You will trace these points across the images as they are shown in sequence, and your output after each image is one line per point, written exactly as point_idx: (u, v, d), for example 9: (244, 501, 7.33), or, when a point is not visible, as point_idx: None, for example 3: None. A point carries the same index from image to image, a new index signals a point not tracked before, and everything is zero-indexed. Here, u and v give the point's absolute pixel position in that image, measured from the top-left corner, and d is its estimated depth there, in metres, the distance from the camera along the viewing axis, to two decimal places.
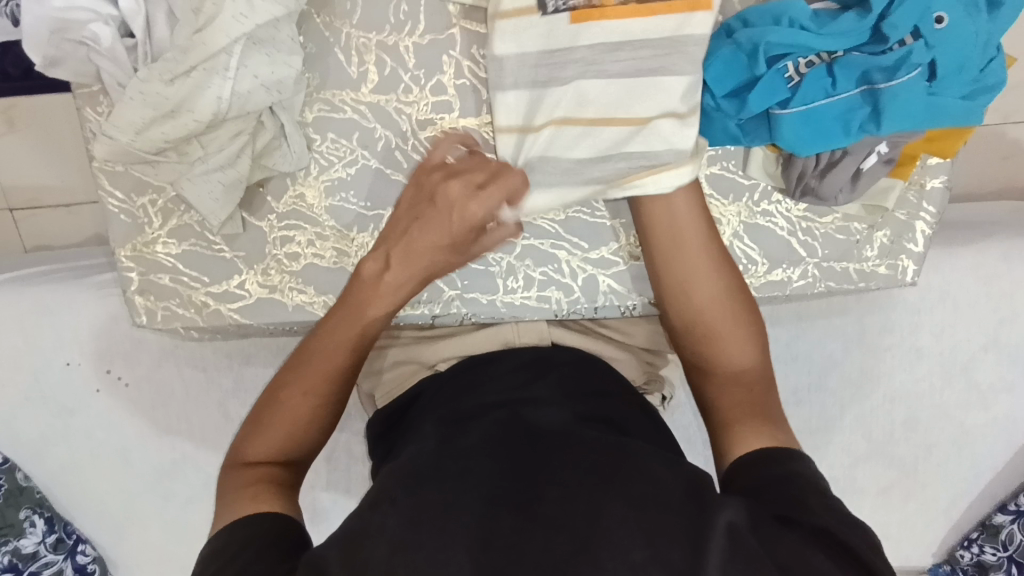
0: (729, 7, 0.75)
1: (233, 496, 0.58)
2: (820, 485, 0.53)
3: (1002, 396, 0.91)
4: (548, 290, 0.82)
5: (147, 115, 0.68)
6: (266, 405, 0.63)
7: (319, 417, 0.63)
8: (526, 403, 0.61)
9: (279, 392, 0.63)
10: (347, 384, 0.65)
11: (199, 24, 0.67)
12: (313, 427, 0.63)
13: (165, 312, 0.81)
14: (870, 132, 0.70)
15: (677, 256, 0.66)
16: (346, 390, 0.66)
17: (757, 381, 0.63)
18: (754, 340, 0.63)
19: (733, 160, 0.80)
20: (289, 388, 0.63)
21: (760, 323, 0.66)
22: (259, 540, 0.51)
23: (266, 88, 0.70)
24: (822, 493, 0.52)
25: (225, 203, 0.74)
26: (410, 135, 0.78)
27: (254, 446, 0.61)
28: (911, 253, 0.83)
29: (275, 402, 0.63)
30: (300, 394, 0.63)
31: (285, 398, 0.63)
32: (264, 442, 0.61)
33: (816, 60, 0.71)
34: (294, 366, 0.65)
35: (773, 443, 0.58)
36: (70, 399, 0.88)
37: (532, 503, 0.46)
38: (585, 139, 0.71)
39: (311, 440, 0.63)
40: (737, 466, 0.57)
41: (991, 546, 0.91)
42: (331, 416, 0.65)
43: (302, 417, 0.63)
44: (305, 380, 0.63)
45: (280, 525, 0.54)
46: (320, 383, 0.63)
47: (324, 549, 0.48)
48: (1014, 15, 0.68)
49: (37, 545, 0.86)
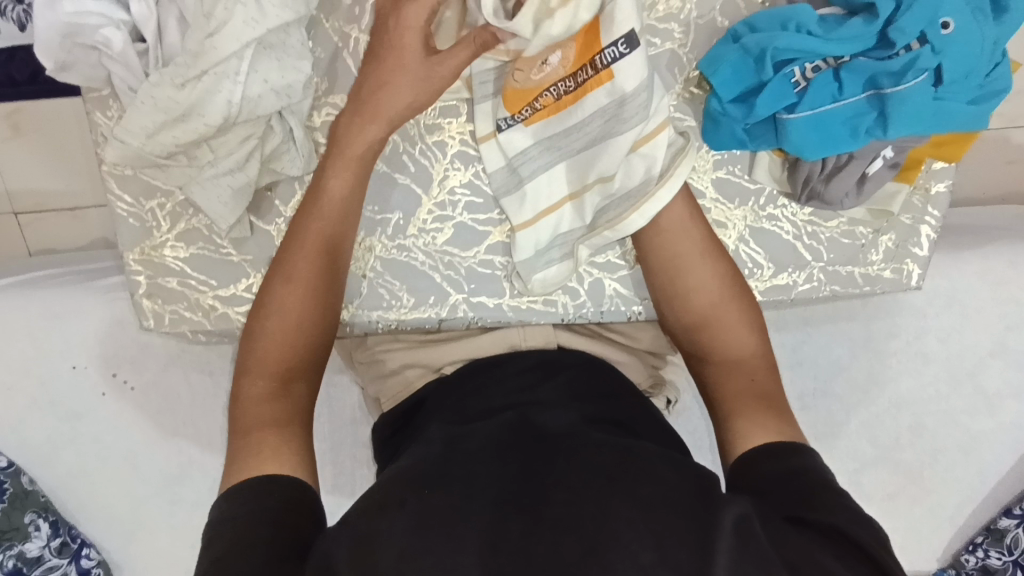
0: (735, 12, 0.76)
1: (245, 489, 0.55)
2: (831, 479, 0.53)
3: (1008, 403, 0.91)
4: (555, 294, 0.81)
5: (158, 119, 0.69)
6: (259, 309, 0.68)
7: (309, 301, 0.67)
8: (533, 406, 0.62)
9: (269, 293, 0.68)
10: (330, 262, 0.70)
11: (211, 29, 0.67)
12: (311, 316, 0.67)
13: (173, 316, 0.81)
14: (877, 136, 0.71)
15: (680, 249, 0.70)
16: (332, 270, 0.70)
17: (759, 365, 0.66)
18: (754, 330, 0.67)
19: (738, 165, 0.80)
20: (275, 282, 0.68)
21: (759, 314, 0.69)
22: (276, 517, 0.52)
23: (276, 93, 0.71)
24: (833, 488, 0.52)
25: (234, 207, 0.75)
26: (418, 140, 0.79)
27: (256, 355, 0.65)
28: (916, 257, 0.83)
29: (270, 304, 0.67)
30: (291, 290, 0.67)
31: (276, 296, 0.67)
32: (267, 344, 0.65)
33: (823, 65, 0.71)
34: (278, 264, 0.69)
35: (785, 438, 0.59)
36: (79, 402, 0.89)
37: (539, 506, 0.47)
38: (567, 219, 0.77)
39: (314, 324, 0.67)
40: (747, 460, 0.58)
41: (997, 550, 0.89)
42: (323, 298, 0.68)
43: (292, 301, 0.67)
44: (289, 270, 0.68)
45: (295, 499, 0.55)
46: (302, 269, 0.68)
47: (332, 546, 0.48)
48: (1019, 20, 0.69)
49: (42, 549, 0.85)
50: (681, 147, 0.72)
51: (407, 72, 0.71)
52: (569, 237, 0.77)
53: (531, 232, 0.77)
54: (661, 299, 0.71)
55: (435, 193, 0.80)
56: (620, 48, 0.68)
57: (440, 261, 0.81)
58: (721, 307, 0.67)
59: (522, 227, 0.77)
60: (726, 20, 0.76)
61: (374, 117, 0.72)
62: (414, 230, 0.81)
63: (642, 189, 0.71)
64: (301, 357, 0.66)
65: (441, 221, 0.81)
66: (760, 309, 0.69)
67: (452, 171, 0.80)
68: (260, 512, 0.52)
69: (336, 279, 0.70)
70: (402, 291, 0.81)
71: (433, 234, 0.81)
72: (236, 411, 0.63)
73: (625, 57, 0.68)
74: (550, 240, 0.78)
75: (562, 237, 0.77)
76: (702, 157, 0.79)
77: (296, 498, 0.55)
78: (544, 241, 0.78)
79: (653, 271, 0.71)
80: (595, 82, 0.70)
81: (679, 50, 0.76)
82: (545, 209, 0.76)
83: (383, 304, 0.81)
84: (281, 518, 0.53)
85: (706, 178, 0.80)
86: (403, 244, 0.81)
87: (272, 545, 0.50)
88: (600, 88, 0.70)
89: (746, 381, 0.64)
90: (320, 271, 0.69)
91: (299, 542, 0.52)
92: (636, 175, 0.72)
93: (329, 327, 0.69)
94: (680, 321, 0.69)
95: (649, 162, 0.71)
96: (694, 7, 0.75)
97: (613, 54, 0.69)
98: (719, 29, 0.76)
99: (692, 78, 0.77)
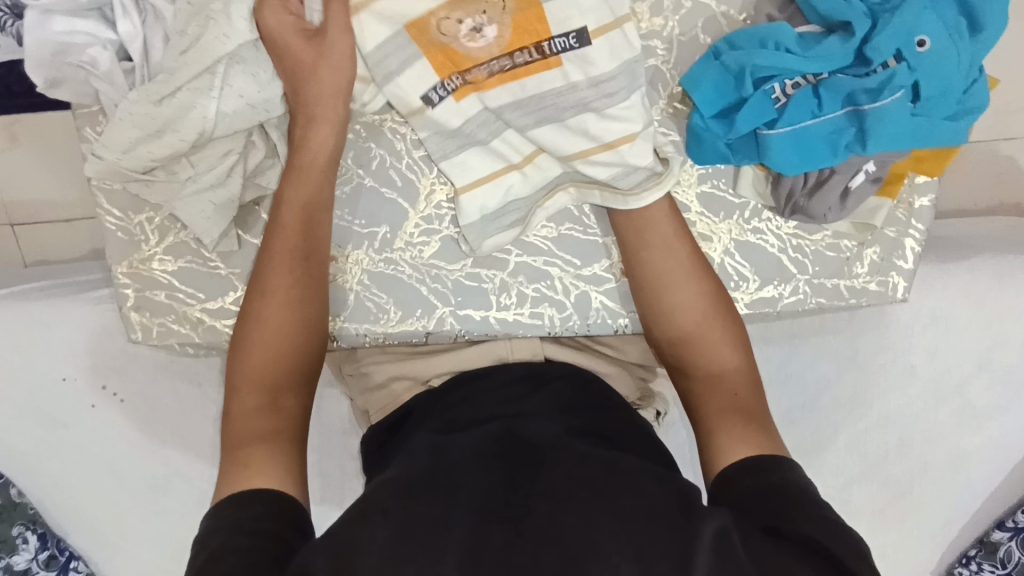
0: (717, 30, 0.77)
1: (229, 504, 0.55)
2: (810, 492, 0.54)
3: (993, 420, 0.92)
4: (512, 249, 0.82)
5: (135, 135, 0.70)
6: (244, 327, 0.68)
7: (292, 313, 0.68)
8: (519, 417, 0.62)
9: (253, 310, 0.69)
10: (311, 273, 0.71)
11: (185, 45, 0.69)
12: (295, 327, 0.68)
13: (161, 329, 0.82)
14: (856, 152, 0.72)
15: (660, 261, 0.71)
16: (315, 281, 0.71)
17: (741, 378, 0.66)
18: (736, 341, 0.67)
19: (723, 178, 0.80)
20: (259, 297, 0.69)
21: (741, 326, 0.69)
22: (257, 527, 0.53)
23: (252, 107, 0.72)
24: (812, 500, 0.52)
25: (218, 220, 0.76)
26: (404, 154, 0.79)
27: (243, 371, 0.66)
28: (901, 271, 0.83)
29: (251, 321, 0.68)
30: (272, 304, 0.68)
31: (258, 312, 0.68)
32: (252, 359, 0.66)
33: (802, 81, 0.72)
34: (257, 279, 0.70)
35: (764, 452, 0.59)
36: (63, 412, 0.89)
37: (521, 518, 0.47)
38: (518, 184, 0.78)
39: (299, 338, 0.68)
40: (730, 472, 0.58)
41: (990, 564, 0.91)
42: (306, 309, 0.69)
43: (274, 316, 0.68)
44: (267, 285, 0.69)
45: (279, 508, 0.56)
46: (286, 284, 0.69)
47: (310, 555, 0.48)
48: (994, 39, 0.70)
49: (29, 562, 0.88)
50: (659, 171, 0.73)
51: (321, 63, 0.69)
52: (525, 203, 0.78)
53: (476, 197, 0.78)
54: (646, 314, 0.72)
55: (422, 208, 0.81)
56: (569, 41, 0.71)
57: (426, 274, 0.82)
58: (705, 323, 0.68)
59: (465, 191, 0.78)
60: (709, 37, 0.77)
61: (321, 121, 0.72)
62: (402, 243, 0.81)
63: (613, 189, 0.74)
64: (290, 369, 0.66)
65: (428, 235, 0.81)
66: (743, 322, 0.69)
67: (439, 185, 0.80)
68: (243, 522, 0.53)
69: (318, 288, 0.71)
70: (390, 304, 0.81)
71: (420, 247, 0.81)
72: (229, 425, 0.63)
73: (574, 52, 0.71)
74: (500, 207, 0.78)
75: (515, 202, 0.78)
76: (687, 171, 0.80)
77: (280, 506, 0.56)
78: (492, 207, 0.78)
79: (637, 284, 0.72)
80: (540, 65, 0.72)
81: (663, 67, 0.77)
82: (491, 174, 0.77)
83: (370, 316, 0.81)
84: (263, 526, 0.53)
85: (691, 192, 0.80)
86: (390, 258, 0.81)
87: (261, 548, 0.50)
88: (547, 72, 0.72)
89: (728, 396, 0.65)
90: (300, 284, 0.70)
91: (283, 548, 0.52)
92: (603, 168, 0.74)
93: (317, 340, 0.70)
94: (664, 336, 0.70)
95: (618, 172, 0.73)
96: (676, 25, 0.76)
97: (562, 45, 0.71)
98: (702, 46, 0.77)
99: (675, 94, 0.78)
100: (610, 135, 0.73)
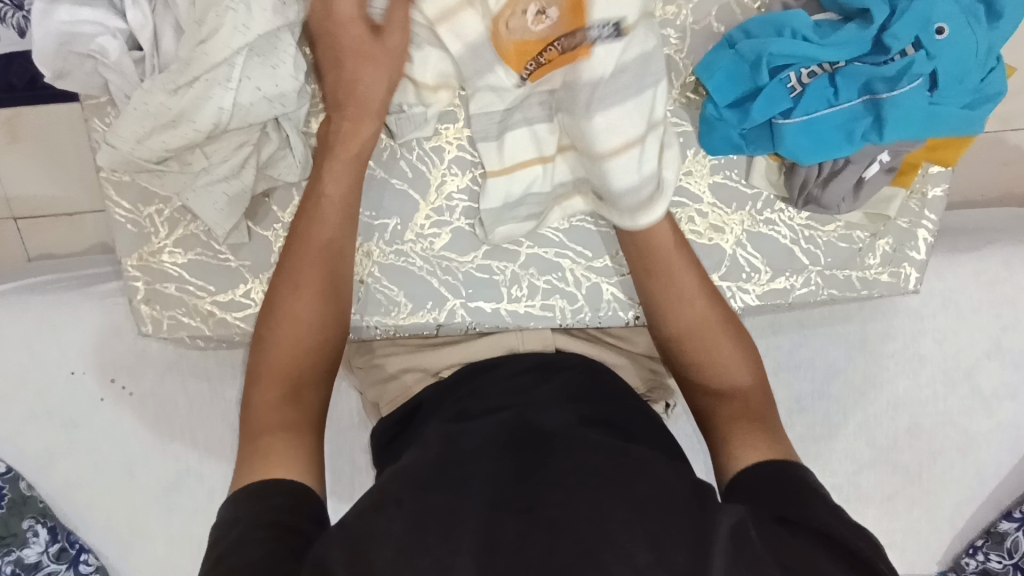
0: (730, 18, 0.76)
1: (245, 493, 0.55)
2: (823, 488, 0.54)
3: (1005, 403, 0.92)
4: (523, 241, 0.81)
5: (148, 125, 0.70)
6: (266, 319, 0.68)
7: (317, 303, 0.68)
8: (531, 406, 0.62)
9: (275, 302, 0.68)
10: (331, 265, 0.70)
11: (202, 36, 0.68)
12: (318, 320, 0.68)
13: (170, 321, 0.81)
14: (872, 141, 0.71)
15: (674, 264, 0.70)
16: (335, 272, 0.71)
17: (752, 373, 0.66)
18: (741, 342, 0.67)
19: (735, 169, 0.80)
20: (279, 289, 0.69)
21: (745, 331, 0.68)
22: (276, 519, 0.52)
23: (269, 101, 0.71)
24: (827, 498, 0.53)
25: (229, 213, 0.76)
26: (416, 145, 0.79)
27: (267, 364, 0.65)
28: (913, 261, 0.83)
29: (273, 315, 0.68)
30: (298, 293, 0.68)
31: (286, 306, 0.68)
32: (275, 352, 0.66)
33: (818, 70, 0.72)
34: (281, 272, 0.70)
35: (776, 456, 0.59)
36: (75, 408, 0.89)
37: (536, 508, 0.46)
38: (538, 180, 0.77)
39: (323, 330, 0.68)
40: (745, 471, 0.58)
41: (997, 554, 0.89)
42: (330, 303, 0.69)
43: (299, 308, 0.68)
44: (295, 278, 0.69)
45: (299, 500, 0.55)
46: (310, 276, 0.69)
47: (326, 549, 0.47)
48: (1011, 27, 0.69)
49: (39, 555, 0.86)
50: (657, 183, 0.70)
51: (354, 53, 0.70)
52: (542, 198, 0.78)
53: (500, 182, 0.77)
54: (651, 319, 0.71)
55: (432, 198, 0.80)
56: (607, 32, 0.67)
57: (437, 266, 0.81)
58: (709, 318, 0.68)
59: (493, 175, 0.77)
60: (721, 26, 0.76)
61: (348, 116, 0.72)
62: (412, 235, 0.81)
63: (618, 197, 0.71)
64: (314, 362, 0.67)
65: (438, 227, 0.81)
66: (750, 335, 0.68)
67: (450, 176, 0.80)
68: (261, 513, 0.52)
69: (342, 285, 0.71)
70: (401, 297, 0.81)
71: (431, 239, 0.81)
72: (248, 415, 0.63)
73: (609, 43, 0.67)
74: (520, 197, 0.78)
75: (532, 196, 0.78)
76: (699, 162, 0.79)
77: (297, 497, 0.55)
78: (514, 195, 0.78)
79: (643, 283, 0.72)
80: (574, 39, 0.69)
81: (676, 56, 0.77)
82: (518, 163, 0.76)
83: (381, 309, 0.81)
84: (282, 517, 0.53)
85: (704, 183, 0.80)
86: (401, 250, 0.81)
87: (279, 540, 0.50)
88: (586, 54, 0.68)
89: (736, 398, 0.64)
90: (318, 275, 0.69)
91: (300, 539, 0.51)
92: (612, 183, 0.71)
93: (338, 334, 0.70)
94: (667, 340, 0.69)
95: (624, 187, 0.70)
96: (689, 13, 0.76)
97: (597, 34, 0.67)
98: (715, 35, 0.76)
99: (687, 83, 0.78)
100: (610, 142, 0.69)
